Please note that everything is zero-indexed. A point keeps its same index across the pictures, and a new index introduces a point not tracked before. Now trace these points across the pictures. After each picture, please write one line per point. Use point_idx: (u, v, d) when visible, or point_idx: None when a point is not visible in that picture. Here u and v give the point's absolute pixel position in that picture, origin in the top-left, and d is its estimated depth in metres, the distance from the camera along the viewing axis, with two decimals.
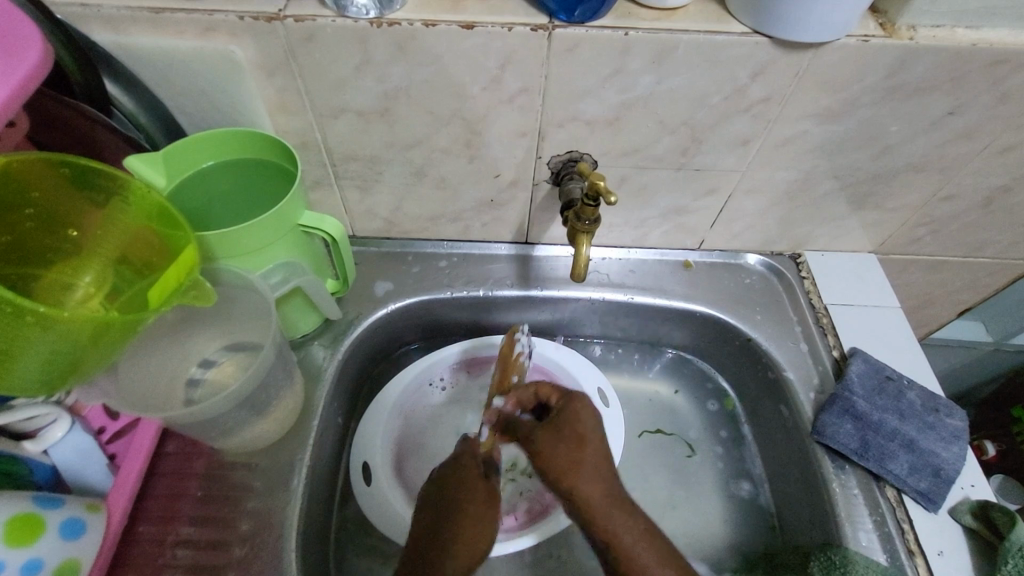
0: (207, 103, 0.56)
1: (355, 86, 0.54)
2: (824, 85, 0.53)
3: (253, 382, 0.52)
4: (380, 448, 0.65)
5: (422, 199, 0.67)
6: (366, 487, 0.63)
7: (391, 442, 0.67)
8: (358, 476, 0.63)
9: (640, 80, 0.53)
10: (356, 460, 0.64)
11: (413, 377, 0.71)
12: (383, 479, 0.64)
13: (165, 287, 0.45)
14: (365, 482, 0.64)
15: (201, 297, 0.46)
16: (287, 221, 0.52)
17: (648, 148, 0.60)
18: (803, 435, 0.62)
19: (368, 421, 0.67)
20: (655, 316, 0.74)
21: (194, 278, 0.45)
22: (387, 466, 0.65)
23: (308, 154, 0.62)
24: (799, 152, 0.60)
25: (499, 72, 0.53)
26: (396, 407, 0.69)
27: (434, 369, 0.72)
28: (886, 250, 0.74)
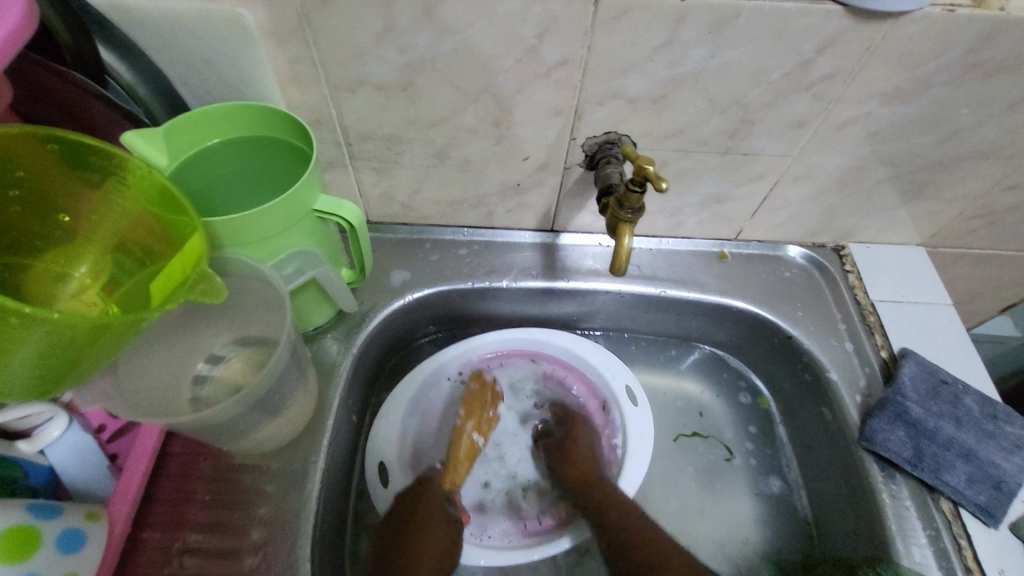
0: (212, 74, 0.51)
1: (376, 56, 0.49)
2: (898, 60, 0.48)
3: (269, 380, 0.48)
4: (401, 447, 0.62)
5: (443, 183, 0.62)
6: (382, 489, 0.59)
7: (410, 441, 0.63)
8: (374, 478, 0.59)
9: (693, 54, 0.48)
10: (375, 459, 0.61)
11: (432, 369, 0.66)
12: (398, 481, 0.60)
13: (171, 277, 0.40)
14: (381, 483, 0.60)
15: (210, 293, 0.41)
16: (301, 206, 0.47)
17: (694, 129, 0.55)
18: (848, 442, 0.59)
19: (385, 417, 0.63)
20: (687, 310, 0.69)
21: (202, 271, 0.40)
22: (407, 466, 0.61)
23: (321, 133, 0.57)
24: (860, 136, 0.55)
25: (536, 43, 0.48)
26: (415, 404, 0.64)
27: (455, 362, 0.67)
28: (935, 242, 0.70)
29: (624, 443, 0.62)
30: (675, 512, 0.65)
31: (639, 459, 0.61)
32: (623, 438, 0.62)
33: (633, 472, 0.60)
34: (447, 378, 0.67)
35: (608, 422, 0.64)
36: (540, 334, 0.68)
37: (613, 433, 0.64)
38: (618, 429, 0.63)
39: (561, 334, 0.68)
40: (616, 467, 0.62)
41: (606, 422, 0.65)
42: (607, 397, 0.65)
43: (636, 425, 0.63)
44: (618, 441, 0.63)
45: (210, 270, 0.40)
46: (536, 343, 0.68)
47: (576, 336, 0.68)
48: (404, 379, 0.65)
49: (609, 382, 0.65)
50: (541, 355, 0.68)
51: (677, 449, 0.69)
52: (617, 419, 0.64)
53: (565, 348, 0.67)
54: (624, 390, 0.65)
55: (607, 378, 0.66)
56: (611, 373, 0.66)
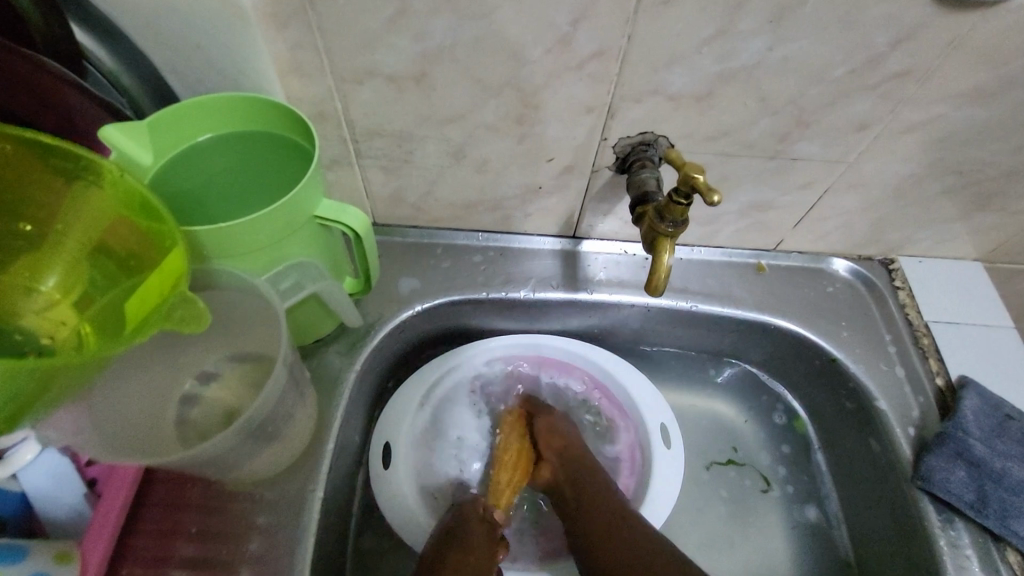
0: (203, 61, 0.45)
1: (389, 44, 0.44)
2: (983, 56, 0.42)
3: (264, 410, 0.44)
4: (405, 459, 0.57)
5: (458, 185, 0.57)
6: (382, 470, 0.56)
7: (418, 459, 0.58)
8: (376, 457, 0.56)
9: (747, 46, 0.42)
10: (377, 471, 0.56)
11: (446, 374, 0.61)
12: (406, 506, 0.55)
13: (145, 300, 0.35)
14: (383, 464, 0.57)
15: (189, 323, 0.37)
16: (300, 213, 0.42)
17: (741, 131, 0.49)
18: (899, 479, 0.53)
19: (388, 422, 0.58)
20: (721, 326, 0.64)
21: (184, 295, 0.36)
22: (416, 492, 0.56)
23: (325, 128, 0.51)
24: (927, 142, 0.49)
25: (570, 31, 0.42)
26: (426, 410, 0.60)
27: (478, 363, 0.62)
28: (993, 258, 0.64)
29: (649, 480, 0.57)
30: (700, 546, 0.60)
31: (656, 504, 0.56)
32: (647, 474, 0.57)
33: (655, 508, 0.56)
34: (466, 381, 0.62)
35: (632, 457, 0.59)
36: (572, 346, 0.63)
37: (635, 468, 0.59)
38: (644, 465, 0.58)
39: (597, 352, 0.63)
40: (636, 500, 0.57)
41: (631, 456, 0.59)
42: (636, 429, 0.60)
43: (666, 465, 0.58)
44: (642, 477, 0.58)
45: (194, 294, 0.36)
46: (567, 352, 0.63)
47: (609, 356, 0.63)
48: (414, 378, 0.60)
49: (642, 415, 0.60)
50: (570, 365, 0.63)
51: (707, 478, 0.63)
52: (644, 459, 0.59)
53: (599, 369, 0.62)
54: (658, 428, 0.60)
55: (642, 413, 0.60)
56: (645, 406, 0.60)
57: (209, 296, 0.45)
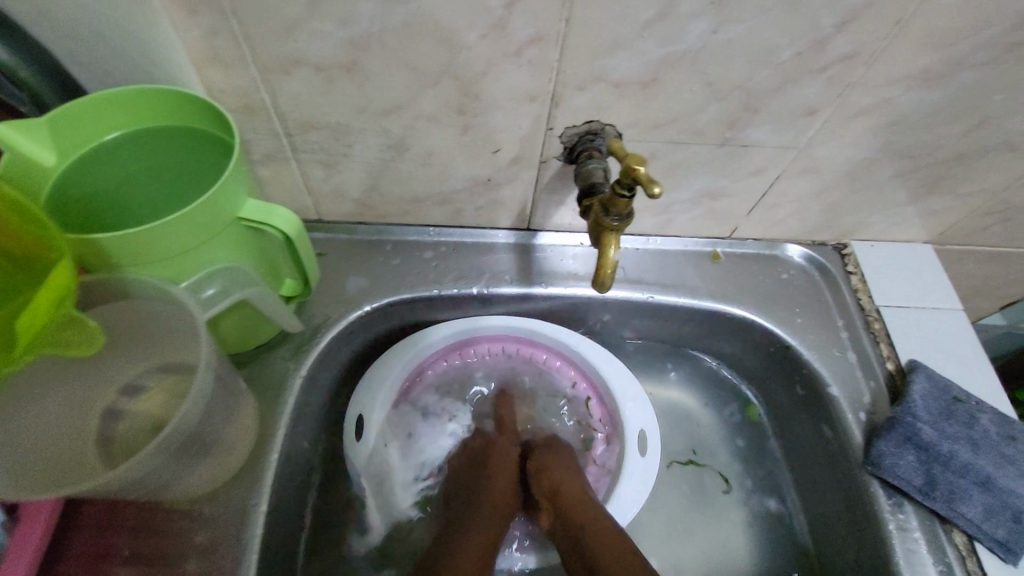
0: (109, 51, 0.42)
1: (312, 30, 0.41)
2: (926, 39, 0.41)
3: (189, 424, 0.40)
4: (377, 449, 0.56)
5: (403, 178, 0.54)
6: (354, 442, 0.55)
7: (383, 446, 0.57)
8: (349, 429, 0.55)
9: (691, 28, 0.40)
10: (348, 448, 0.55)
11: (420, 353, 0.59)
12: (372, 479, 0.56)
13: (30, 311, 0.31)
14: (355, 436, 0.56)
15: (82, 343, 0.35)
16: (218, 214, 0.39)
17: (689, 118, 0.47)
18: (850, 464, 0.53)
19: (359, 406, 0.56)
20: (678, 317, 0.63)
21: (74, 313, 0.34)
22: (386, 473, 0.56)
23: (254, 121, 0.48)
24: (876, 126, 0.48)
25: (505, 15, 0.40)
26: (403, 385, 0.59)
27: (459, 342, 0.61)
28: (943, 240, 0.64)
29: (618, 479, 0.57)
30: (661, 537, 0.60)
31: (623, 501, 0.56)
32: (617, 476, 0.57)
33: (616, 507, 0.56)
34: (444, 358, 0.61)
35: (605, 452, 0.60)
36: (563, 334, 0.60)
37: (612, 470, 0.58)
38: (614, 466, 0.58)
39: (583, 344, 0.60)
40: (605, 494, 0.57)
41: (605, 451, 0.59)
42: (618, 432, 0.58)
43: (634, 471, 0.56)
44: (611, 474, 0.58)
45: (86, 318, 0.35)
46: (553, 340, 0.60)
47: (595, 346, 0.61)
48: (388, 358, 0.58)
49: (625, 417, 0.58)
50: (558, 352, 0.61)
51: (667, 470, 0.63)
52: (619, 460, 0.57)
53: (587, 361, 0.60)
54: (638, 435, 0.57)
55: (625, 416, 0.58)
56: (629, 411, 0.58)
57: (127, 305, 0.42)
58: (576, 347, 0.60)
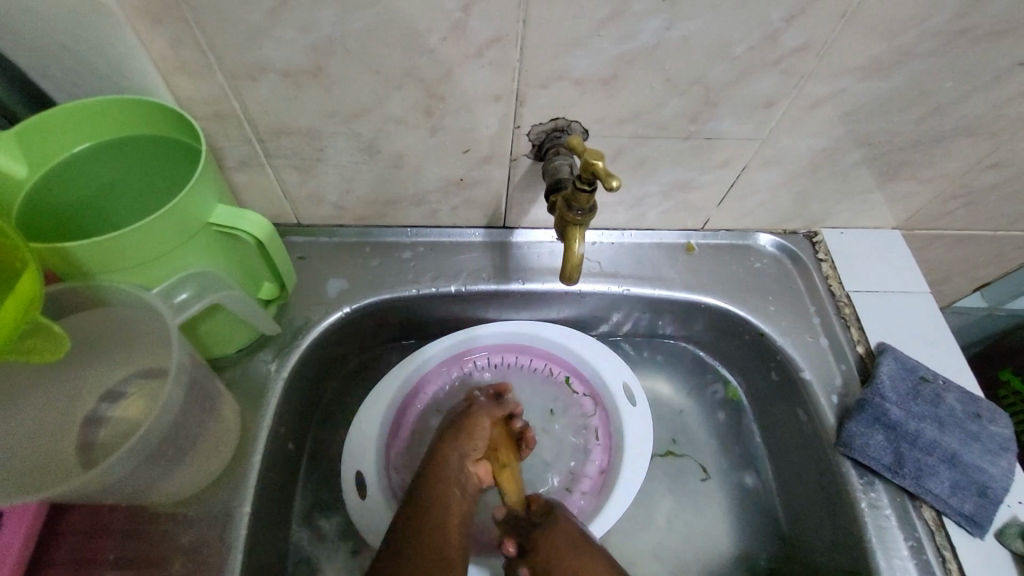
0: (77, 64, 0.42)
1: (275, 37, 0.41)
2: (875, 29, 0.42)
3: (164, 426, 0.41)
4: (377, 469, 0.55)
5: (376, 181, 0.55)
6: (360, 501, 0.54)
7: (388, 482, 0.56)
8: (350, 489, 0.54)
9: (645, 26, 0.41)
10: (354, 505, 0.54)
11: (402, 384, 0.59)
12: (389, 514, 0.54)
13: (2, 323, 0.31)
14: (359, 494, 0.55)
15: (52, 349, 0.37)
16: (187, 219, 0.40)
17: (651, 112, 0.48)
18: (823, 447, 0.54)
19: (362, 419, 0.57)
20: (654, 308, 0.64)
21: (42, 322, 0.36)
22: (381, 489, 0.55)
23: (225, 128, 0.49)
24: (834, 116, 0.50)
25: (463, 17, 0.41)
26: (389, 418, 0.58)
27: (454, 356, 0.62)
28: (912, 224, 0.66)
29: (621, 435, 0.58)
30: (644, 525, 0.61)
31: (636, 458, 0.56)
32: (620, 452, 0.57)
33: (615, 505, 0.55)
34: (449, 371, 0.62)
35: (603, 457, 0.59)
36: (526, 326, 0.62)
37: (607, 430, 0.60)
38: (615, 459, 0.58)
39: (546, 325, 0.62)
40: (614, 461, 0.58)
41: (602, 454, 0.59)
42: (603, 393, 0.61)
43: (631, 466, 0.56)
44: (610, 474, 0.57)
45: (49, 323, 0.36)
46: (517, 333, 0.62)
47: (559, 328, 0.62)
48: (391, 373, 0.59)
49: (604, 376, 0.60)
50: (559, 358, 0.63)
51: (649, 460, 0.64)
52: (613, 419, 0.59)
53: (552, 340, 0.62)
54: (622, 389, 0.60)
55: (604, 376, 0.61)
56: (605, 371, 0.61)
57: (104, 312, 0.42)
58: (540, 331, 0.62)
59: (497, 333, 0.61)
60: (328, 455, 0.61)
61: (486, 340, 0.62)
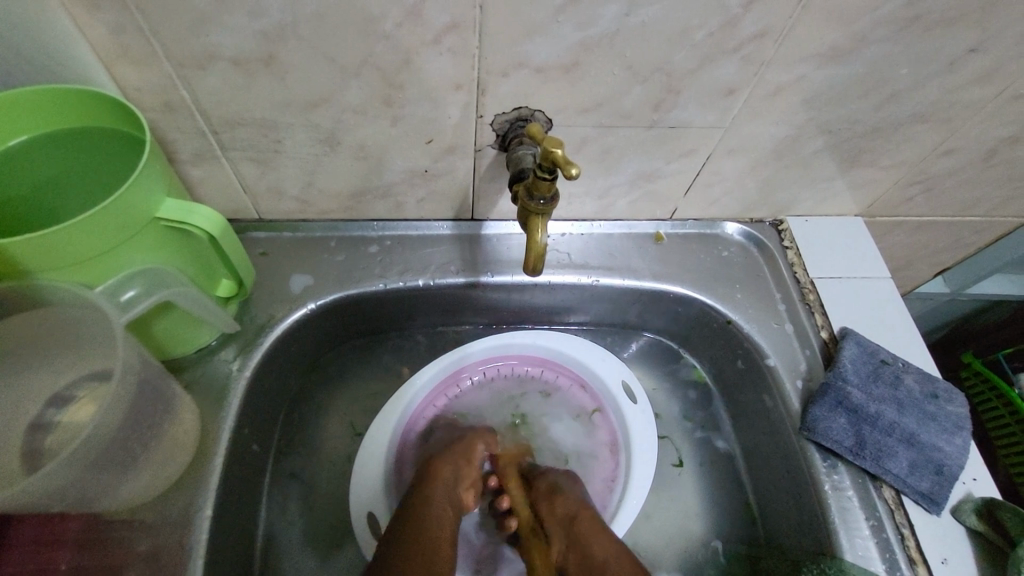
0: (10, 52, 0.40)
1: (222, 22, 0.40)
2: (830, 15, 0.43)
3: (110, 430, 0.40)
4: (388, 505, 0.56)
5: (338, 174, 0.54)
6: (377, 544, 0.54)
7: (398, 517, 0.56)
8: (361, 529, 0.54)
9: (604, 12, 0.41)
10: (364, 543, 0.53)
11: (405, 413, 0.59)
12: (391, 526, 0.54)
13: None
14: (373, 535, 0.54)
15: None
16: (129, 215, 0.38)
17: (614, 101, 0.48)
18: (788, 431, 0.55)
19: (366, 453, 0.57)
20: (623, 299, 0.64)
21: None
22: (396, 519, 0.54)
23: (175, 120, 0.47)
24: (793, 104, 0.50)
25: (417, 3, 0.40)
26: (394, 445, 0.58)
27: (447, 378, 0.61)
28: (873, 211, 0.67)
29: (626, 433, 0.59)
30: None
31: (646, 460, 0.58)
32: (626, 450, 0.59)
33: (628, 512, 0.57)
34: (445, 391, 0.62)
35: (611, 455, 0.60)
36: (517, 338, 0.62)
37: (609, 430, 0.61)
38: (625, 463, 0.58)
39: (538, 333, 0.62)
40: (624, 461, 0.59)
41: (613, 455, 0.60)
42: (602, 394, 0.62)
43: (640, 467, 0.58)
44: (622, 476, 0.58)
45: None
46: (506, 345, 0.62)
47: (550, 336, 0.63)
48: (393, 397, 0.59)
49: (603, 377, 0.61)
50: (554, 364, 0.63)
51: None
52: (614, 418, 0.60)
53: (546, 347, 0.62)
54: (622, 389, 0.61)
55: (604, 379, 0.61)
56: (601, 369, 0.61)
57: (44, 312, 0.40)
58: (538, 341, 0.62)
59: (490, 348, 0.61)
60: (295, 454, 0.60)
61: (483, 352, 0.62)
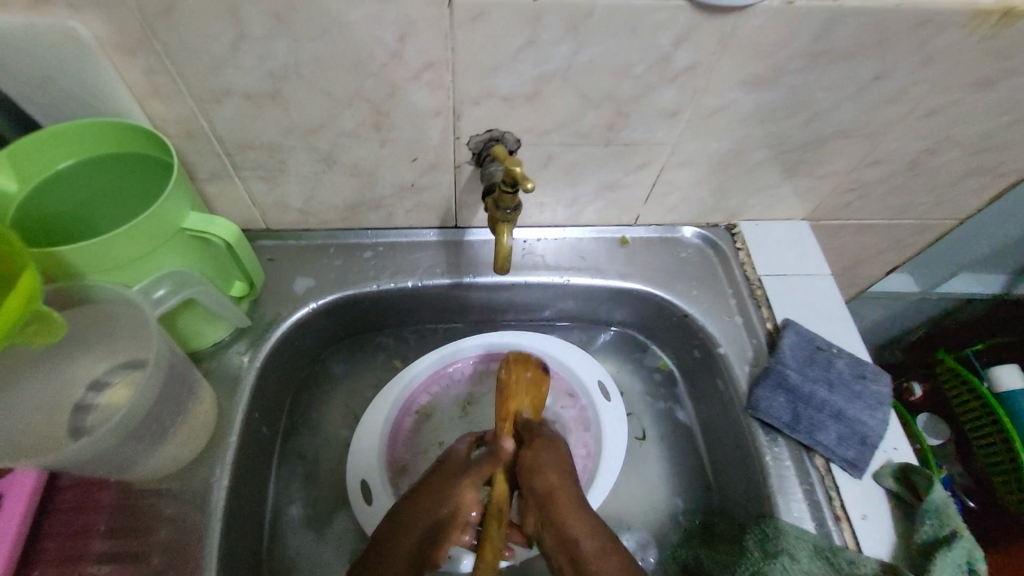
0: (60, 93, 0.48)
1: (235, 65, 0.48)
2: (750, 51, 0.50)
3: (143, 408, 0.47)
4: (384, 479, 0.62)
5: (335, 188, 0.62)
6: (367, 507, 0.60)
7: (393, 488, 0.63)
8: (358, 496, 0.60)
9: (556, 51, 0.49)
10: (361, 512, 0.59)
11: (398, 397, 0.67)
12: (384, 494, 0.61)
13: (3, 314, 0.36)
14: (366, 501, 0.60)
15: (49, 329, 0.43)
16: (160, 226, 0.46)
17: (572, 123, 0.56)
18: (737, 410, 0.63)
19: (363, 432, 0.64)
20: (592, 296, 0.71)
21: (40, 313, 0.41)
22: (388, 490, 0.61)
23: (195, 145, 0.55)
24: (728, 123, 0.58)
25: (399, 46, 0.47)
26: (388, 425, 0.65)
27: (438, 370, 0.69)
28: (818, 215, 0.74)
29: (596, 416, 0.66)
30: None
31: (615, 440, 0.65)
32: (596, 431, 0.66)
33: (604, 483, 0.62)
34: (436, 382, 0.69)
35: (583, 436, 0.67)
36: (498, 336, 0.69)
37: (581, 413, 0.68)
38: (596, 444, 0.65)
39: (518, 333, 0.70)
40: (595, 441, 0.66)
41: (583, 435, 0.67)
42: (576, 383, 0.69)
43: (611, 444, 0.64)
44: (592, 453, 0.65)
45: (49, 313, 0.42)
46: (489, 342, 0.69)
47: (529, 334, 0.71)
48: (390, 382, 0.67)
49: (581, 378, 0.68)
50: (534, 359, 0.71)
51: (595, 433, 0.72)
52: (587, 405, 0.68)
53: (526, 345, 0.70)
54: (598, 387, 0.68)
55: (580, 377, 0.69)
56: (575, 364, 0.69)
57: (88, 309, 0.48)
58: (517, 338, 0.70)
59: (477, 348, 0.69)
60: (299, 439, 0.67)
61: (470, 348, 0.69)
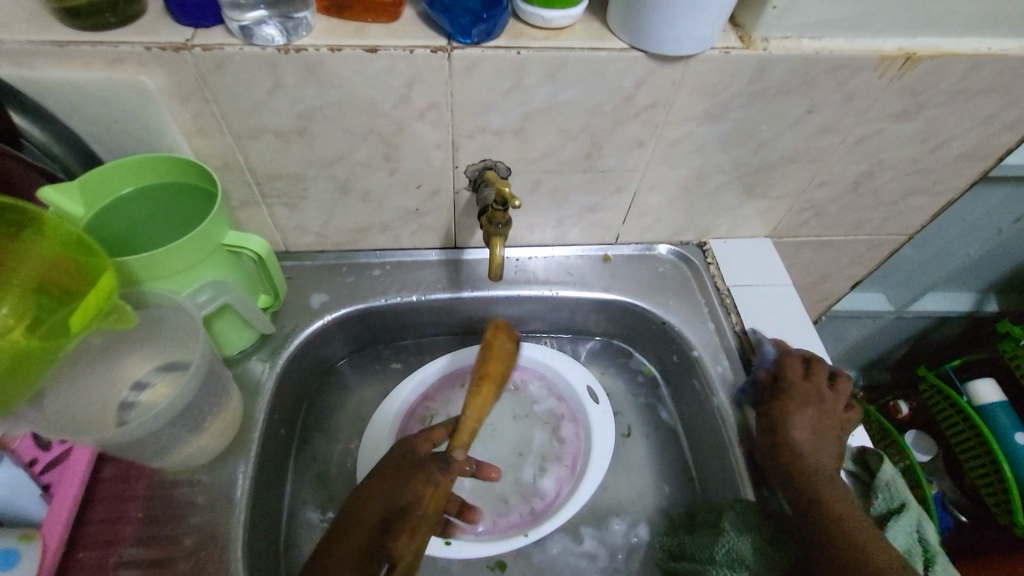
0: (123, 132, 0.58)
1: (270, 108, 0.57)
2: (701, 90, 0.60)
3: (184, 399, 0.54)
4: None
5: (349, 213, 0.70)
6: None
7: None
8: None
9: (537, 94, 0.58)
10: None
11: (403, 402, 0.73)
12: None
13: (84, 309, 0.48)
14: None
15: (122, 319, 0.52)
16: (206, 240, 0.54)
17: (554, 153, 0.65)
18: (712, 405, 0.69)
19: (373, 433, 0.70)
20: (579, 308, 0.79)
21: (115, 304, 0.50)
22: None
23: (231, 175, 0.64)
24: (688, 151, 0.67)
25: (406, 91, 0.57)
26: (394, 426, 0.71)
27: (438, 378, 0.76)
28: (779, 233, 0.83)
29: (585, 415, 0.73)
30: None
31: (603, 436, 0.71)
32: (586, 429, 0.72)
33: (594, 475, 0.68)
34: (438, 388, 0.76)
35: (574, 434, 0.73)
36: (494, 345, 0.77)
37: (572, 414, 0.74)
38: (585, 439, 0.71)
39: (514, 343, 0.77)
40: (584, 438, 0.72)
41: (573, 432, 0.73)
42: (565, 386, 0.76)
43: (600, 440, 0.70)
44: (582, 449, 0.71)
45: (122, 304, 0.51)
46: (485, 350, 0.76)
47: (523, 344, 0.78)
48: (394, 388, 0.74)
49: (570, 381, 0.75)
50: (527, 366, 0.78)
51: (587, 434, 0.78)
52: (576, 406, 0.74)
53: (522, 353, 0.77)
54: (586, 391, 0.74)
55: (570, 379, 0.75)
56: (564, 368, 0.76)
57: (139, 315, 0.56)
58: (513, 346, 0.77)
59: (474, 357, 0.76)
60: (313, 442, 0.73)
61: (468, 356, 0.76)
